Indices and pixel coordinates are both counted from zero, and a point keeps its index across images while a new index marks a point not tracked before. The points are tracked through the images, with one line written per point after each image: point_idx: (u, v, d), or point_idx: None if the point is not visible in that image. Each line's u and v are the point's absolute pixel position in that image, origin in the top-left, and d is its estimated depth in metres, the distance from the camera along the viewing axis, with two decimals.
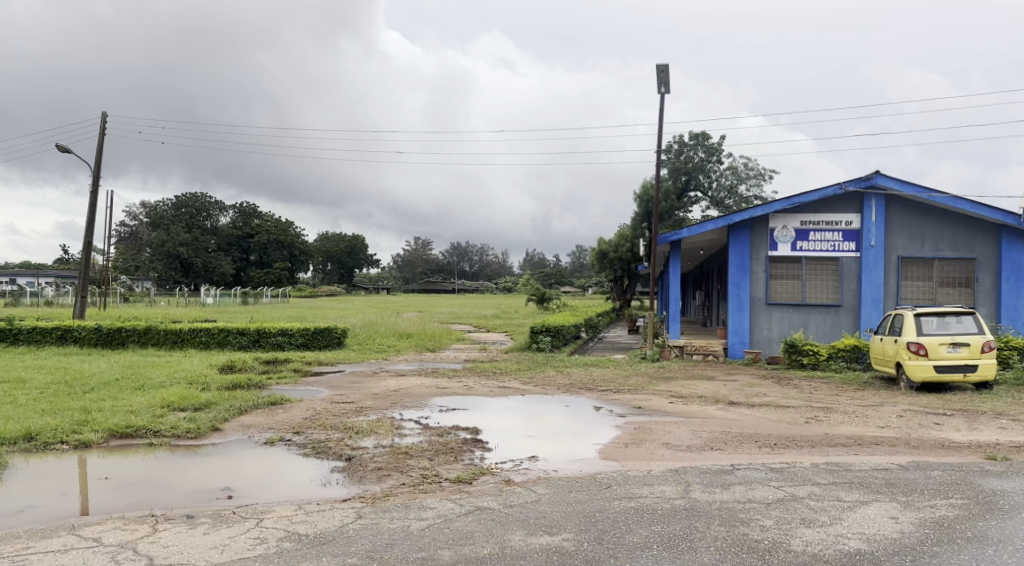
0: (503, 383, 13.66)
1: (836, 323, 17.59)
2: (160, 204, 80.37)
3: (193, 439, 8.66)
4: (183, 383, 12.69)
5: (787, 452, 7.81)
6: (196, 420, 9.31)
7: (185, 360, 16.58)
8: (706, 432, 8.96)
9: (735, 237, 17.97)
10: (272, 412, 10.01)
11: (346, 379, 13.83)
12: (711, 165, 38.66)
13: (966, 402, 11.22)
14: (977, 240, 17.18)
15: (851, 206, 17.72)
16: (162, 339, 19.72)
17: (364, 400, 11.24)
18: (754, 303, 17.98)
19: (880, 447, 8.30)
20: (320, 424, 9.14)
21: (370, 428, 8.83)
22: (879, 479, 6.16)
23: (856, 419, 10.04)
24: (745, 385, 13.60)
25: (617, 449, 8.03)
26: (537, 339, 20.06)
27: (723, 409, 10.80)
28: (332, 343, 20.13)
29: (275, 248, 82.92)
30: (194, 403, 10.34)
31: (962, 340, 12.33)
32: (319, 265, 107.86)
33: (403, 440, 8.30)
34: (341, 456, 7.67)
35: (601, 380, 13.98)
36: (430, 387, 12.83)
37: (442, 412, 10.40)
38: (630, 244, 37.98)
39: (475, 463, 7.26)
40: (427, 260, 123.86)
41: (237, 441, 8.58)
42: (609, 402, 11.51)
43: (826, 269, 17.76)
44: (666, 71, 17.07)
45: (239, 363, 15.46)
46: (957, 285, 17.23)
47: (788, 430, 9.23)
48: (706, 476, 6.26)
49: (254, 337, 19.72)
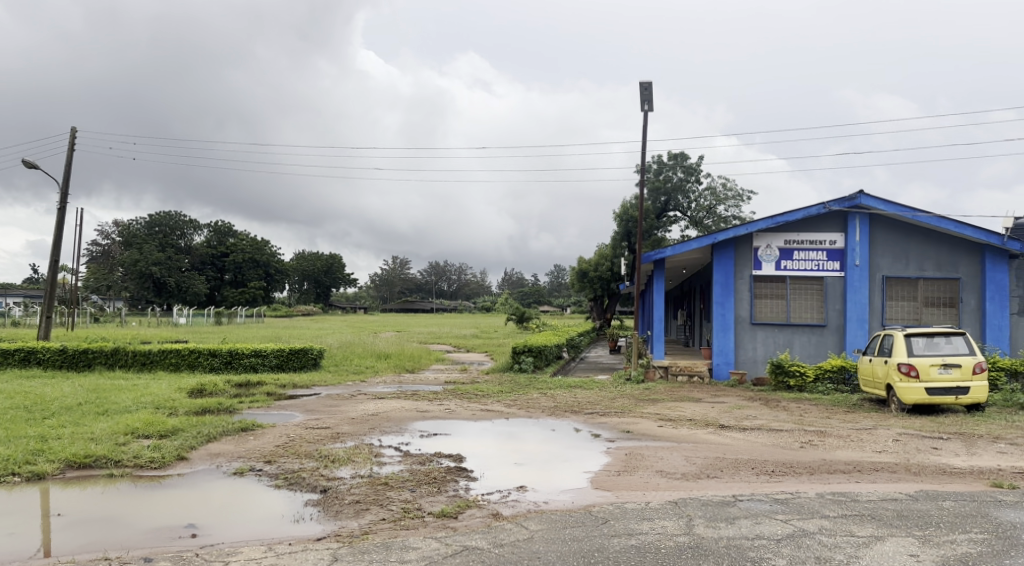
0: (486, 406, 13.20)
1: (822, 344, 17.37)
2: (133, 223, 79.11)
3: (157, 470, 8.10)
4: (150, 408, 12.06)
5: (786, 480, 7.45)
6: (160, 448, 8.76)
7: (152, 383, 15.91)
8: (700, 458, 8.59)
9: (719, 256, 17.75)
10: (243, 440, 9.47)
11: (323, 402, 13.29)
12: (691, 185, 38.62)
13: (960, 425, 10.97)
14: (961, 261, 17.09)
15: (835, 225, 17.58)
16: (130, 361, 19.04)
17: (341, 425, 10.72)
18: (738, 323, 17.72)
19: (881, 474, 7.98)
20: (294, 452, 8.63)
21: (348, 456, 8.34)
22: (890, 512, 5.81)
23: (852, 444, 9.73)
24: (734, 407, 13.28)
25: (610, 477, 7.63)
26: (519, 359, 19.64)
27: (714, 433, 10.44)
28: (307, 364, 19.55)
29: (250, 268, 81.80)
30: (160, 430, 9.78)
31: (953, 361, 12.11)
32: (296, 285, 106.62)
33: (382, 469, 7.83)
34: (316, 488, 7.18)
35: (587, 403, 13.58)
36: (410, 411, 12.35)
37: (423, 437, 9.92)
38: (610, 263, 37.86)
39: (460, 495, 6.81)
40: (405, 279, 122.90)
41: (205, 471, 8.04)
42: (596, 426, 11.11)
43: (810, 288, 17.58)
44: (649, 88, 16.88)
45: (210, 386, 14.87)
46: (942, 305, 17.10)
47: (784, 456, 8.89)
48: (708, 509, 5.88)
49: (227, 358, 19.08)
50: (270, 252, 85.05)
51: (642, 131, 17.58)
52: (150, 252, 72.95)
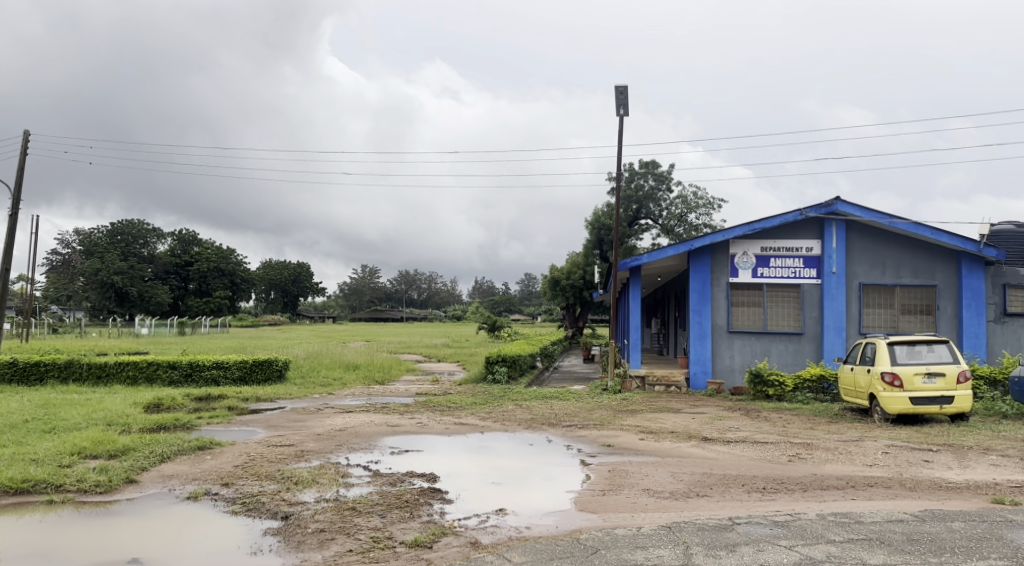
0: (460, 420, 12.64)
1: (799, 352, 17.12)
2: (94, 231, 77.18)
3: (103, 495, 7.42)
4: (101, 425, 11.31)
5: (781, 500, 7.05)
6: (107, 470, 8.07)
7: (106, 397, 15.07)
8: (687, 474, 8.17)
9: (695, 263, 17.42)
10: (199, 459, 8.83)
11: (287, 418, 12.60)
12: (662, 193, 38.48)
13: (946, 436, 10.71)
14: (937, 268, 17.00)
15: (812, 232, 17.36)
16: (85, 374, 18.21)
17: (305, 442, 10.11)
18: (715, 331, 17.41)
19: (877, 491, 7.62)
20: (254, 474, 8.00)
21: (312, 478, 7.75)
22: (899, 535, 5.42)
23: (840, 456, 9.39)
24: (715, 417, 12.90)
25: (594, 497, 7.16)
26: (493, 369, 19.12)
27: (698, 447, 10.03)
28: (271, 376, 18.81)
29: (215, 277, 80.20)
30: (110, 449, 9.09)
31: (937, 370, 11.88)
32: (263, 294, 104.75)
33: (350, 492, 7.26)
34: (276, 514, 6.59)
35: (564, 414, 13.10)
36: (379, 426, 11.74)
37: (393, 454, 9.35)
38: (582, 272, 37.56)
39: (435, 521, 6.27)
40: (374, 288, 121.41)
41: (156, 495, 7.39)
42: (575, 440, 10.64)
43: (787, 295, 17.34)
44: (625, 92, 16.54)
45: (167, 400, 14.12)
46: (919, 312, 16.98)
47: (774, 471, 8.50)
48: (705, 535, 5.45)
49: (186, 370, 18.27)
50: (236, 260, 83.47)
51: (618, 136, 17.21)
52: (111, 261, 71.14)
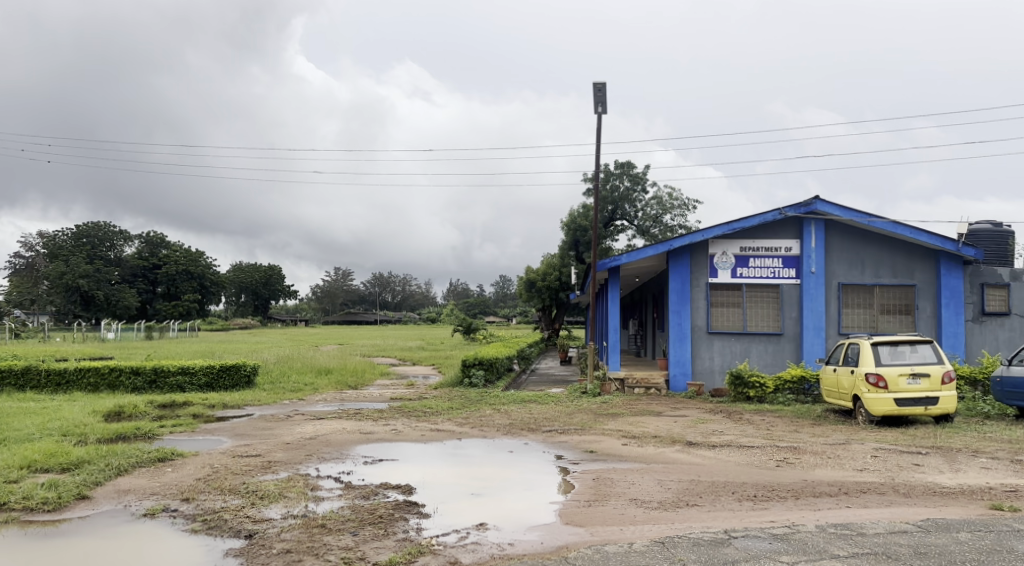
0: (436, 426, 12.21)
1: (779, 353, 16.92)
2: (59, 234, 75.33)
3: (51, 513, 6.86)
4: (56, 436, 10.67)
5: (773, 510, 6.75)
6: (57, 485, 7.48)
7: (64, 406, 14.37)
8: (674, 482, 7.82)
9: (675, 263, 17.16)
10: (159, 472, 8.29)
11: (256, 426, 12.05)
12: (637, 194, 38.32)
13: (933, 438, 10.51)
14: (916, 267, 16.92)
15: (791, 232, 17.19)
16: (44, 381, 17.47)
17: (273, 452, 9.61)
18: (694, 332, 17.14)
19: (870, 498, 7.35)
20: (218, 488, 7.50)
21: (279, 492, 7.27)
22: (906, 548, 5.12)
23: (829, 461, 9.12)
24: (697, 420, 12.61)
25: (579, 508, 6.78)
26: (469, 372, 18.71)
27: (683, 452, 9.70)
28: (240, 382, 18.20)
29: (184, 280, 78.67)
30: (63, 462, 8.52)
31: (921, 370, 11.71)
32: (234, 298, 103.10)
33: (319, 507, 6.79)
34: (239, 533, 6.13)
35: (544, 419, 12.73)
36: (351, 433, 11.26)
37: (366, 464, 8.90)
38: (558, 273, 37.25)
39: (410, 538, 5.86)
40: (348, 291, 120.16)
41: (109, 513, 6.85)
42: (556, 446, 10.26)
43: (767, 296, 17.13)
44: (603, 89, 16.22)
45: (129, 408, 13.51)
46: (898, 312, 16.87)
47: (763, 477, 8.18)
48: (702, 552, 5.11)
49: (151, 377, 17.57)
50: (206, 263, 81.99)
51: (595, 134, 16.87)
52: (77, 264, 69.48)
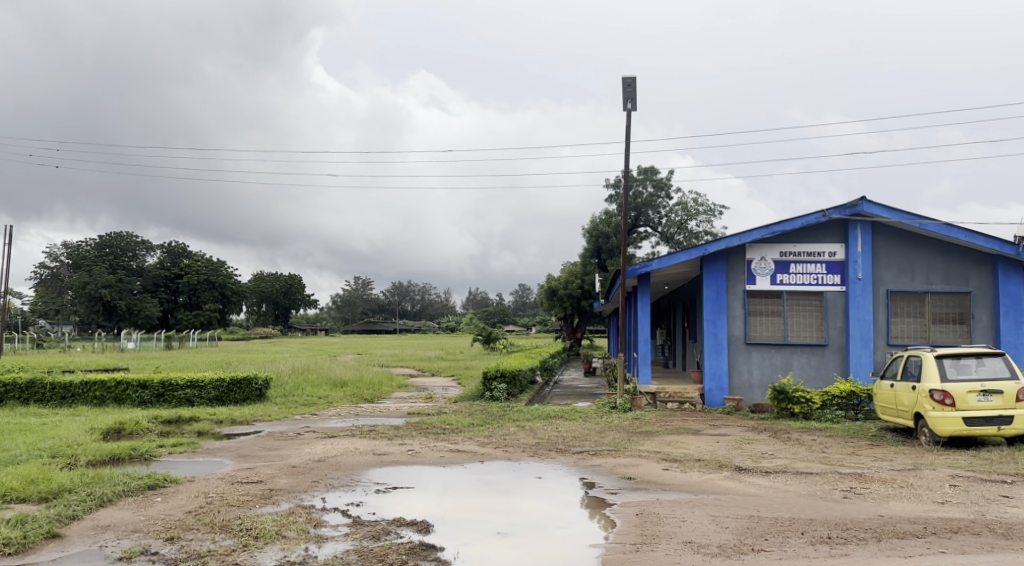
0: (456, 446, 11.22)
1: (823, 365, 15.80)
2: (82, 244, 75.55)
3: (13, 557, 5.94)
4: (45, 458, 9.82)
5: (856, 558, 5.71)
6: (27, 521, 6.58)
7: (62, 422, 13.54)
8: (732, 519, 6.76)
9: (710, 269, 16.05)
10: (147, 504, 7.38)
11: (262, 446, 11.13)
12: (660, 200, 37.24)
13: (1013, 463, 9.36)
14: (971, 273, 15.70)
15: (835, 235, 16.04)
16: (49, 395, 16.74)
17: (276, 477, 8.67)
18: (731, 342, 16.02)
19: (964, 541, 6.26)
20: (208, 524, 6.56)
21: (279, 530, 6.32)
22: None
23: (902, 492, 8.00)
24: (741, 441, 11.51)
25: (624, 555, 5.76)
26: (491, 386, 17.71)
27: (733, 479, 8.63)
28: (251, 396, 17.35)
29: (205, 289, 78.53)
30: (42, 492, 7.63)
31: (993, 387, 10.51)
32: (253, 307, 102.74)
33: (321, 551, 5.84)
34: None
35: (573, 438, 11.71)
36: (365, 455, 10.30)
37: (378, 493, 7.92)
38: (580, 281, 36.05)
39: None
40: (367, 300, 119.70)
41: (81, 556, 5.92)
42: (589, 471, 9.24)
43: (809, 304, 16.01)
44: (633, 84, 15.23)
45: (130, 424, 12.69)
46: (952, 321, 15.66)
47: (833, 512, 7.11)
48: None
49: (158, 390, 16.75)
50: (227, 273, 81.82)
51: (624, 133, 15.87)
52: (99, 273, 69.42)
